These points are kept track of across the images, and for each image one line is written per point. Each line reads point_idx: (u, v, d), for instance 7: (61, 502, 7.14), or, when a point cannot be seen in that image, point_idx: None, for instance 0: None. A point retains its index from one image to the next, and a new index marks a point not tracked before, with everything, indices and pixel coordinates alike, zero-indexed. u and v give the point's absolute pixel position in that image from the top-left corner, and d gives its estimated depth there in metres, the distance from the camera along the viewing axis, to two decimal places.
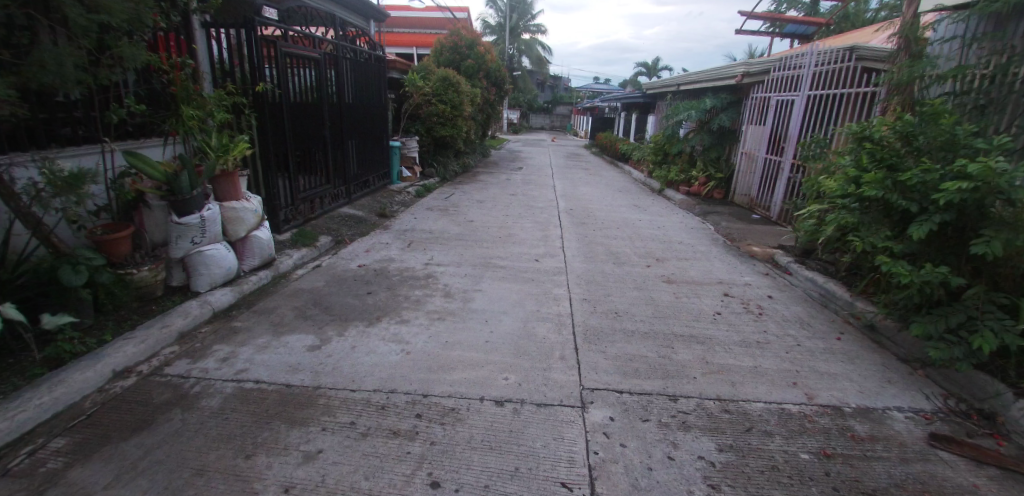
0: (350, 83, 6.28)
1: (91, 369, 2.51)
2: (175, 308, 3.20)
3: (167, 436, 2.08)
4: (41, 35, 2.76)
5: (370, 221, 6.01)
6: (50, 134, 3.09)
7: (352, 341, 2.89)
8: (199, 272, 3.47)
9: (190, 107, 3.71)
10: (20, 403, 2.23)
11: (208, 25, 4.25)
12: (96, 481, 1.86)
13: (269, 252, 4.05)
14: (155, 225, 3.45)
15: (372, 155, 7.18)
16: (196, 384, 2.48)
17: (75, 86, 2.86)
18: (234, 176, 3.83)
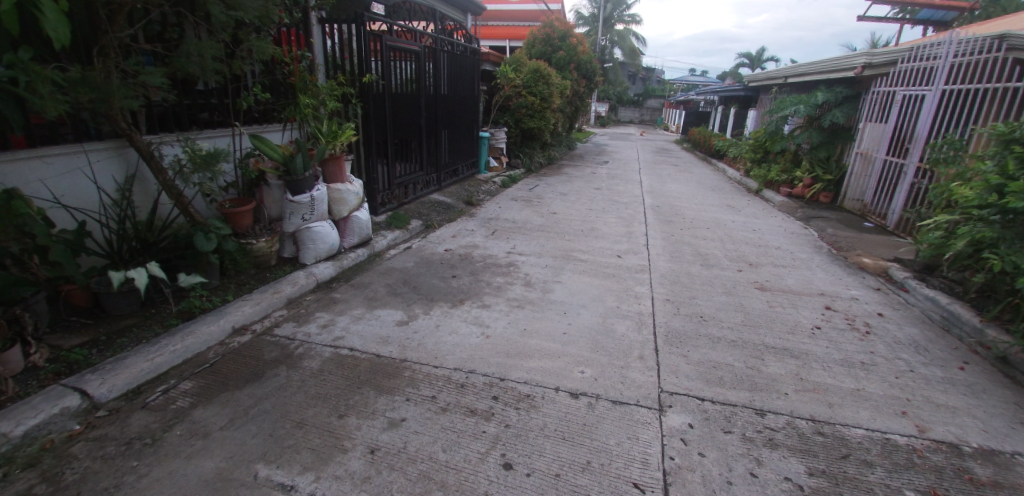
0: (446, 75, 6.50)
1: (215, 324, 2.88)
2: (285, 277, 3.56)
3: (273, 389, 2.34)
4: (188, 31, 3.16)
5: (457, 208, 6.23)
6: (192, 118, 3.54)
7: (436, 320, 3.04)
8: (307, 246, 3.82)
9: (306, 97, 4.07)
10: (159, 348, 2.61)
11: (325, 21, 4.59)
12: (215, 422, 2.14)
13: (367, 232, 4.35)
14: (273, 201, 3.84)
15: (462, 145, 7.41)
16: (299, 346, 2.75)
17: (213, 76, 3.24)
18: (340, 159, 4.14)
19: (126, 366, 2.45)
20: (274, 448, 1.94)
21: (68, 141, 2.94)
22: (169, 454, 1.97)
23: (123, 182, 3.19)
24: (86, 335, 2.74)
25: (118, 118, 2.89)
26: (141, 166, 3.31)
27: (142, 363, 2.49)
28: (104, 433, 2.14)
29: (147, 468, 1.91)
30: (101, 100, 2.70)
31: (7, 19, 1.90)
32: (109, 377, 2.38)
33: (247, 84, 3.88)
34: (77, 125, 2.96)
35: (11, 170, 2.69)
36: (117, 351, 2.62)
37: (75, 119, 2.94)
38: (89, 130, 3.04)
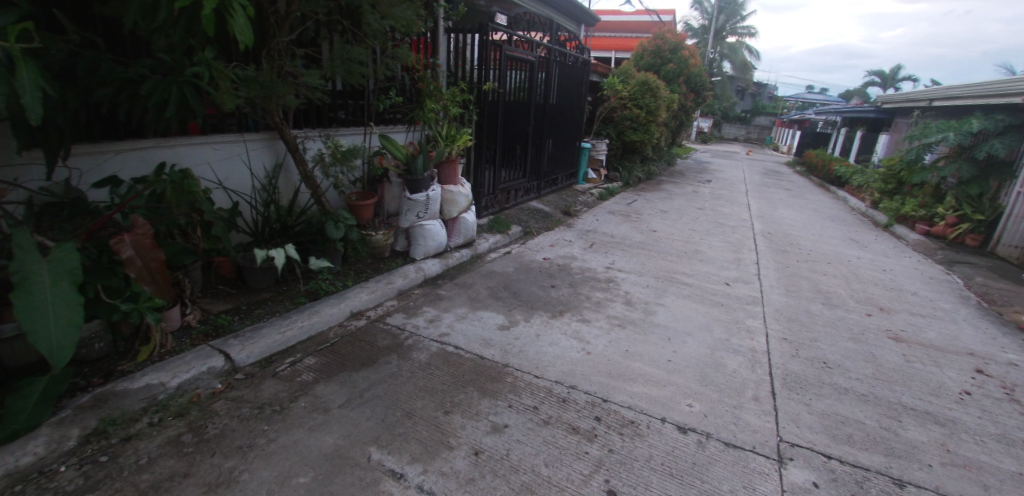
0: (556, 85, 6.54)
1: (337, 306, 3.12)
2: (397, 269, 3.78)
3: (386, 376, 2.50)
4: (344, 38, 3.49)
5: (555, 217, 6.22)
6: (332, 117, 3.90)
7: (536, 329, 3.04)
8: (418, 242, 4.03)
9: (431, 102, 4.31)
10: (290, 323, 2.90)
11: (452, 30, 4.79)
12: (333, 399, 2.34)
13: (472, 233, 4.49)
14: (392, 197, 4.10)
15: (564, 155, 7.41)
16: (409, 337, 2.90)
17: (359, 79, 3.54)
18: (454, 161, 4.30)
19: (262, 336, 2.74)
20: (386, 433, 2.09)
21: (232, 132, 3.36)
22: (295, 423, 2.20)
23: (271, 169, 3.58)
24: (230, 303, 3.11)
25: (274, 114, 3.25)
26: (287, 157, 3.71)
27: (274, 335, 2.78)
28: (240, 394, 2.42)
29: (275, 434, 2.13)
30: (264, 97, 3.03)
31: (207, 24, 2.10)
32: (248, 344, 2.68)
33: (383, 88, 4.21)
34: (241, 119, 3.38)
35: (187, 154, 3.13)
36: (255, 321, 2.94)
37: (240, 113, 3.35)
38: (248, 123, 3.44)
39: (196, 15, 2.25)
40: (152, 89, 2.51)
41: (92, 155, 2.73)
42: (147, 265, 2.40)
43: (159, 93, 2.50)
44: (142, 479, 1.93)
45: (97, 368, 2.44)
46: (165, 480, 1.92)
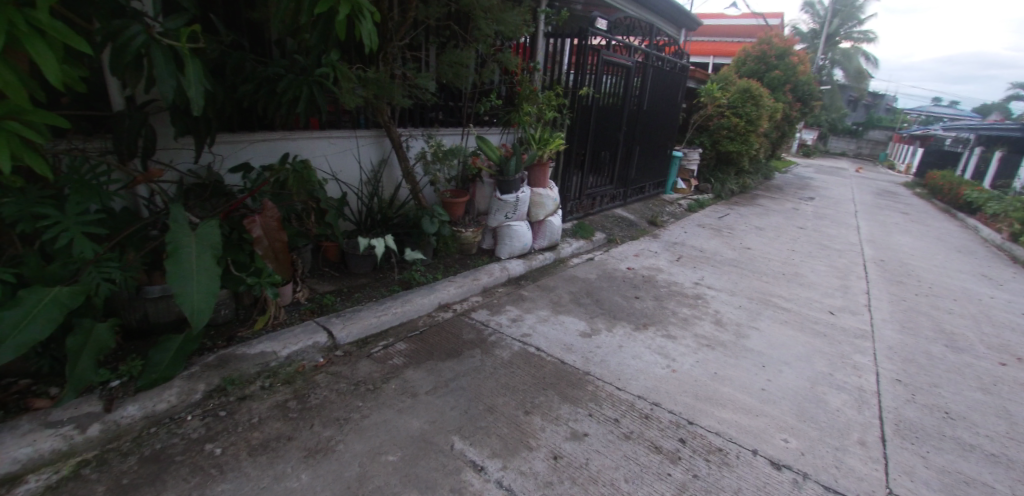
0: (651, 91, 6.36)
1: (426, 297, 3.30)
2: (483, 266, 3.90)
3: (470, 368, 2.67)
4: (454, 43, 3.68)
5: (641, 226, 6.04)
6: (433, 117, 4.11)
7: (619, 340, 3.06)
8: (505, 241, 4.11)
9: (528, 105, 4.40)
10: (384, 308, 3.10)
11: (551, 34, 4.81)
12: (421, 385, 2.52)
13: (557, 237, 4.51)
14: (483, 197, 4.22)
15: (654, 163, 7.19)
16: (493, 334, 3.06)
17: (465, 82, 3.72)
18: (545, 165, 4.29)
19: (360, 318, 2.97)
20: (469, 425, 2.24)
21: (346, 128, 3.65)
22: (387, 402, 2.38)
23: (376, 164, 3.84)
24: (333, 284, 3.38)
25: (384, 112, 3.47)
26: (391, 154, 3.95)
27: (371, 318, 2.99)
28: (338, 370, 2.63)
29: (368, 411, 2.32)
30: (379, 97, 3.26)
31: (341, 28, 2.31)
32: (347, 324, 2.91)
33: (482, 90, 4.35)
34: (354, 116, 3.66)
35: (307, 146, 3.45)
36: (354, 303, 3.17)
37: (354, 111, 3.63)
38: (360, 120, 3.71)
39: (331, 21, 2.48)
40: (287, 87, 2.77)
41: (231, 144, 3.08)
42: (272, 244, 2.65)
43: (293, 91, 2.76)
44: (253, 436, 2.16)
45: (221, 331, 2.76)
46: (272, 440, 2.14)
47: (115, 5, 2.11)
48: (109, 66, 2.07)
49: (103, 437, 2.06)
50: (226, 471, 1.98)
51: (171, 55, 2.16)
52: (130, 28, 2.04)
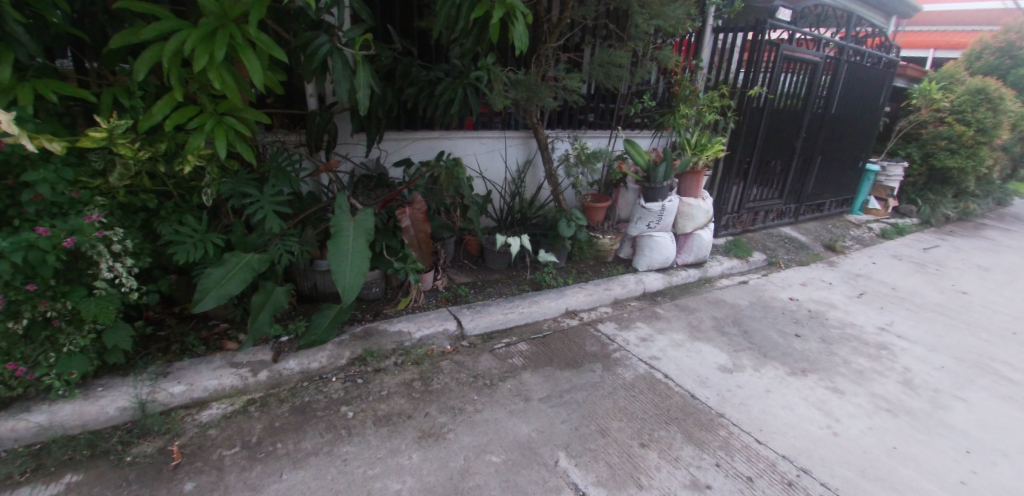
0: (842, 92, 5.38)
1: (555, 301, 3.26)
2: (617, 276, 3.73)
3: (588, 383, 2.56)
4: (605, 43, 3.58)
5: (814, 249, 5.18)
6: (582, 119, 4.07)
7: (766, 382, 2.68)
8: (644, 252, 3.88)
9: (686, 107, 4.06)
10: (512, 306, 3.15)
11: (720, 29, 4.35)
12: (536, 391, 2.49)
13: (705, 253, 4.09)
14: (626, 203, 4.03)
15: (839, 176, 6.10)
16: (618, 350, 2.90)
17: (616, 82, 3.57)
18: (700, 173, 3.92)
19: (488, 312, 3.06)
20: (577, 443, 2.14)
21: (497, 129, 3.78)
22: (500, 402, 2.41)
23: (522, 164, 3.91)
24: (469, 276, 3.54)
25: (532, 113, 3.50)
26: (537, 155, 3.99)
27: (498, 314, 3.06)
28: (462, 360, 2.74)
29: (481, 406, 2.37)
30: (528, 99, 3.30)
31: (494, 32, 2.36)
32: (476, 316, 3.01)
33: (635, 92, 4.16)
34: (505, 117, 3.78)
35: (460, 144, 3.65)
36: (485, 297, 3.27)
37: (506, 112, 3.75)
38: (510, 121, 3.83)
39: (486, 25, 2.56)
40: (445, 89, 2.95)
41: (395, 140, 3.41)
42: (417, 234, 2.82)
43: (450, 93, 2.93)
44: (380, 408, 2.35)
45: (370, 307, 3.07)
46: (394, 415, 2.30)
47: (313, 20, 2.44)
48: (302, 72, 2.40)
49: (269, 382, 2.43)
50: (353, 434, 2.18)
51: (348, 61, 2.43)
52: (318, 38, 2.33)
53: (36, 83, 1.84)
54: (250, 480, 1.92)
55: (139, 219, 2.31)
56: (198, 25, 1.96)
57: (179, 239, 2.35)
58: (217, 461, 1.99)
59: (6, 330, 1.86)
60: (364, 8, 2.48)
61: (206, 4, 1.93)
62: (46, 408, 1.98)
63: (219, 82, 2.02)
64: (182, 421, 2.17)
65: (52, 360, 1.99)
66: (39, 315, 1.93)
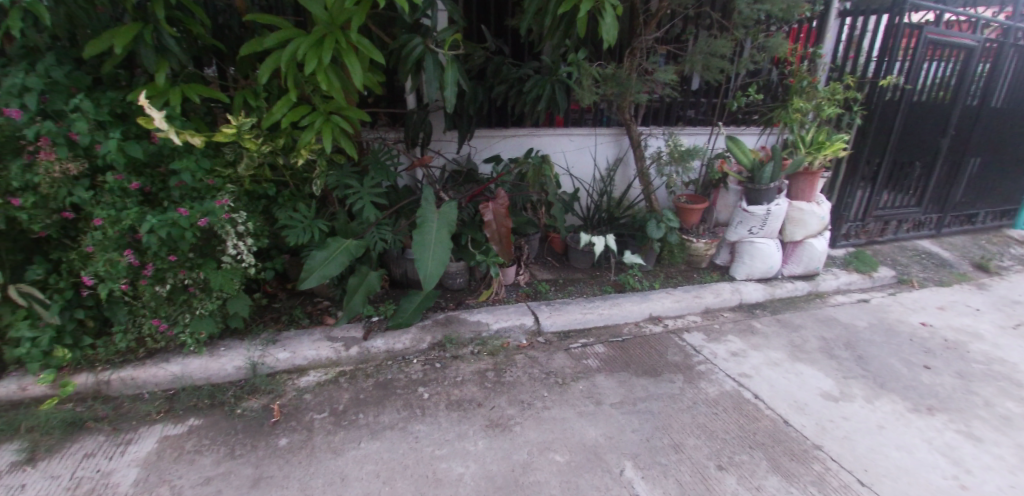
0: (1010, 81, 4.49)
1: (638, 305, 3.14)
2: (711, 284, 3.48)
3: (666, 394, 2.43)
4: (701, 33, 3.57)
5: (962, 267, 4.40)
6: (680, 114, 3.95)
7: (879, 418, 2.33)
8: (742, 260, 3.59)
9: (800, 100, 3.69)
10: (592, 307, 3.08)
11: (847, 13, 3.85)
12: (609, 395, 2.41)
13: (817, 265, 3.66)
14: (725, 206, 3.74)
15: (1002, 183, 5.11)
16: (702, 362, 2.71)
17: (717, 74, 3.37)
18: (815, 175, 3.51)
19: (566, 311, 3.02)
20: (647, 456, 2.05)
21: (588, 125, 3.74)
22: (571, 401, 2.36)
23: (612, 162, 3.84)
24: (551, 274, 3.54)
25: (625, 110, 3.41)
26: (628, 152, 3.89)
27: (577, 313, 3.01)
28: (536, 355, 2.73)
29: (550, 403, 2.34)
30: (620, 94, 3.21)
31: (580, 25, 2.31)
32: (554, 313, 2.99)
33: (738, 86, 3.97)
34: (596, 114, 3.72)
35: (549, 141, 3.67)
36: (565, 295, 3.25)
37: (597, 108, 3.69)
38: (602, 118, 3.76)
39: (574, 19, 2.53)
40: (533, 86, 2.97)
41: (486, 138, 3.52)
42: (498, 228, 2.81)
43: (538, 89, 2.94)
44: (453, 392, 2.40)
45: (454, 296, 3.19)
46: (466, 401, 2.34)
47: (410, 24, 2.60)
48: (400, 72, 2.54)
49: (358, 357, 2.60)
50: (426, 414, 2.23)
51: (440, 61, 2.54)
52: (413, 40, 2.48)
53: (183, 87, 2.18)
54: (333, 443, 2.05)
55: (260, 204, 2.61)
56: (310, 32, 2.11)
57: (291, 224, 2.60)
58: (308, 423, 2.16)
59: (154, 292, 2.25)
60: (456, 10, 2.57)
61: (316, 12, 2.05)
62: (181, 360, 2.36)
63: (326, 83, 2.16)
64: (284, 384, 2.42)
65: (187, 320, 2.37)
66: (179, 282, 2.30)
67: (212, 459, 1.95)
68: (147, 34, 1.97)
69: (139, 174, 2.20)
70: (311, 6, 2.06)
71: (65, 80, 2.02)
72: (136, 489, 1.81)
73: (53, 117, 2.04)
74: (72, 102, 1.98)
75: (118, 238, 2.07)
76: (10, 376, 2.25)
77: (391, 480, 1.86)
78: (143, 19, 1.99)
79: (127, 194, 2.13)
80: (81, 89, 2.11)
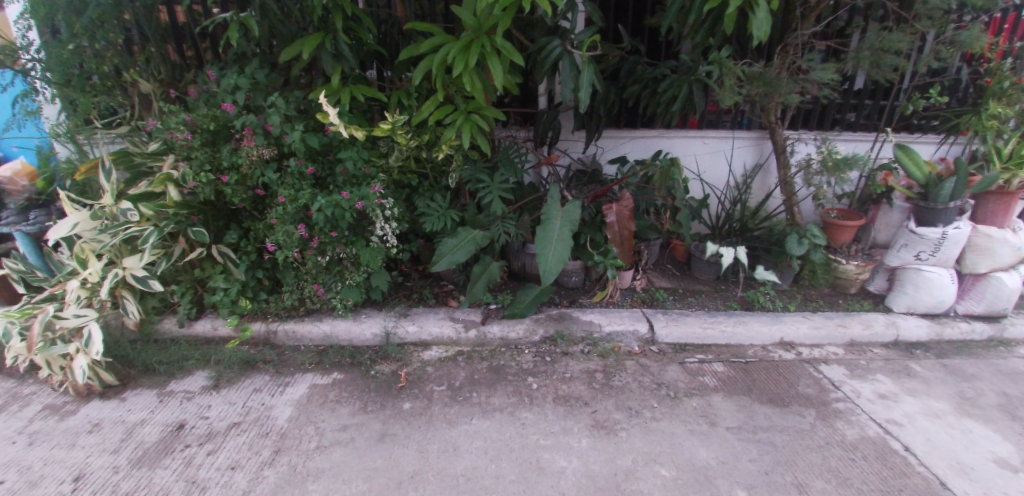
0: None
1: (768, 327, 2.89)
2: (860, 314, 3.07)
3: (792, 427, 2.21)
4: (869, 27, 3.18)
5: None
6: (836, 118, 3.56)
7: None
8: (902, 289, 3.11)
9: (1000, 104, 3.09)
10: (714, 322, 2.91)
11: None
12: (726, 417, 2.26)
13: (1007, 306, 3.02)
14: (887, 225, 3.29)
15: None
16: (840, 399, 2.43)
17: (889, 74, 2.96)
18: (1013, 196, 2.95)
19: (684, 323, 2.89)
20: (764, 489, 1.88)
21: (725, 129, 3.53)
22: (683, 416, 2.26)
23: (750, 169, 3.56)
24: (671, 282, 3.41)
25: (770, 111, 3.18)
26: (770, 159, 3.57)
27: (696, 327, 2.86)
28: (648, 364, 2.66)
29: (660, 415, 2.26)
30: (766, 95, 2.99)
31: (728, 22, 2.19)
32: (672, 324, 2.87)
33: (914, 88, 3.45)
34: (736, 116, 3.49)
35: (680, 144, 3.53)
36: (684, 306, 3.11)
37: (737, 110, 3.46)
38: (743, 121, 3.51)
39: (721, 16, 2.39)
40: (669, 86, 2.88)
41: (614, 138, 3.50)
42: (620, 231, 2.76)
43: (673, 89, 2.83)
44: (561, 387, 2.44)
45: (568, 294, 3.23)
46: (573, 397, 2.37)
47: (551, 27, 2.68)
48: (537, 74, 2.64)
49: (476, 340, 2.77)
50: (534, 404, 2.31)
51: (576, 63, 2.58)
52: (552, 43, 2.54)
53: (352, 87, 2.49)
54: (448, 415, 2.22)
55: (405, 193, 2.89)
56: (460, 38, 2.28)
57: (429, 212, 2.84)
58: (428, 393, 2.37)
59: (317, 261, 2.62)
60: (596, 11, 2.58)
61: (466, 19, 2.20)
62: (330, 321, 2.74)
63: (470, 84, 2.31)
64: (410, 355, 2.67)
65: (338, 288, 2.73)
66: (336, 254, 2.65)
67: (348, 410, 2.23)
68: (326, 42, 2.29)
69: (314, 161, 2.57)
70: (462, 13, 2.21)
71: (265, 81, 2.45)
72: (290, 424, 2.14)
73: (254, 111, 2.48)
74: (270, 99, 2.38)
75: (295, 214, 2.46)
76: (206, 317, 2.79)
77: (498, 460, 1.96)
78: (326, 29, 2.32)
79: (303, 177, 2.50)
80: (276, 88, 2.53)
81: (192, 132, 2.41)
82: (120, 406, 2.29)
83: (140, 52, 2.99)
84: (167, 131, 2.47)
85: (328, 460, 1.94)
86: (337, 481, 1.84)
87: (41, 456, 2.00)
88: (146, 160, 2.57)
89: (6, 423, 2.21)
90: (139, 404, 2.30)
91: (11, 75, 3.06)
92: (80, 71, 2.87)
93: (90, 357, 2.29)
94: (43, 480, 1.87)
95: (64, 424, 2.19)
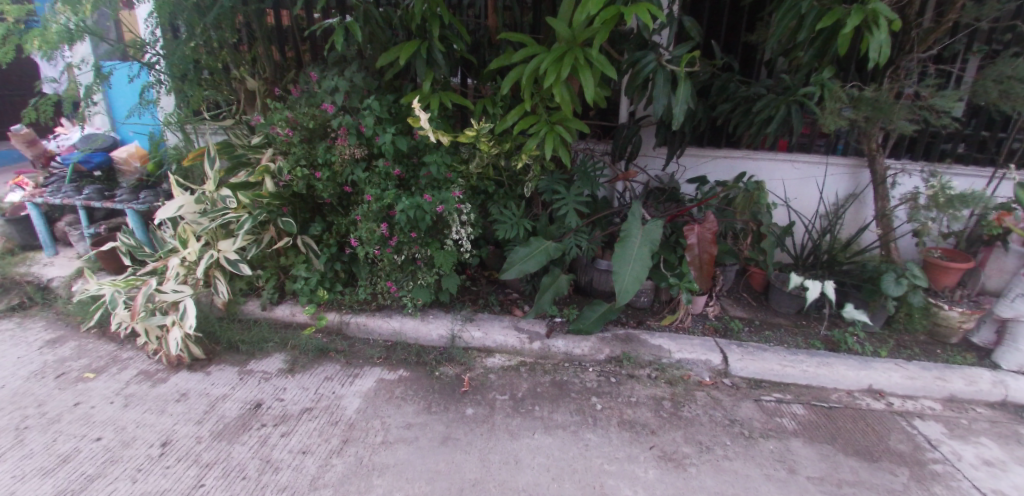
0: None
1: (855, 371, 2.66)
2: (963, 367, 2.76)
3: (883, 485, 2.02)
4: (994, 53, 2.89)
5: None
6: (945, 150, 3.26)
7: None
8: (1014, 345, 2.76)
9: None
10: (794, 360, 2.72)
11: None
12: (807, 466, 2.09)
13: None
14: (999, 272, 3.03)
15: None
16: (939, 461, 2.19)
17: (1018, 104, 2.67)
18: None
19: (761, 357, 2.72)
20: None
21: (818, 153, 3.32)
22: (757, 458, 2.12)
23: (844, 198, 3.32)
24: (746, 312, 3.24)
25: (872, 138, 2.95)
26: (867, 190, 3.32)
27: (775, 364, 2.68)
28: (720, 397, 2.52)
29: (733, 454, 2.14)
30: (871, 120, 2.77)
31: (841, 42, 2.04)
32: (747, 358, 2.71)
33: None
34: (832, 141, 3.27)
35: (766, 166, 3.36)
36: (760, 339, 2.93)
37: (834, 135, 3.24)
38: (838, 146, 3.29)
39: (833, 36, 2.24)
40: (765, 106, 2.71)
41: (695, 156, 3.39)
42: (700, 254, 2.64)
43: (768, 110, 2.67)
44: (626, 411, 2.36)
45: (635, 314, 3.15)
46: (639, 424, 2.29)
47: (642, 41, 2.62)
48: (625, 89, 2.58)
49: (540, 352, 2.74)
50: (596, 425, 2.25)
51: (668, 78, 2.51)
52: (646, 58, 2.48)
53: (441, 94, 2.55)
54: (511, 426, 2.20)
55: (481, 198, 2.93)
56: (552, 50, 2.26)
57: (503, 219, 2.86)
58: (491, 401, 2.37)
59: (393, 259, 2.69)
60: (693, 26, 2.50)
61: (562, 32, 2.20)
62: (400, 318, 2.81)
63: (559, 97, 2.30)
64: (474, 360, 2.68)
65: (410, 286, 2.79)
66: (411, 254, 2.72)
67: (413, 408, 2.27)
68: (422, 49, 2.37)
69: (400, 163, 2.66)
70: (557, 25, 2.20)
71: (361, 84, 2.55)
72: (358, 416, 2.21)
73: (351, 112, 2.61)
74: (366, 102, 2.48)
75: (378, 212, 2.56)
76: (286, 303, 2.94)
77: (560, 479, 1.93)
78: (421, 37, 2.40)
79: (389, 177, 2.59)
80: (371, 92, 2.64)
81: (292, 129, 2.58)
82: (204, 379, 2.45)
83: (247, 51, 3.24)
84: (270, 127, 2.65)
85: (393, 457, 1.98)
86: (401, 480, 1.87)
87: (135, 418, 2.17)
88: (248, 151, 2.78)
89: (107, 383, 2.42)
90: (221, 379, 2.46)
91: (137, 67, 3.39)
92: (196, 67, 3.13)
93: (183, 330, 2.47)
94: (135, 441, 2.03)
95: (156, 391, 2.36)
